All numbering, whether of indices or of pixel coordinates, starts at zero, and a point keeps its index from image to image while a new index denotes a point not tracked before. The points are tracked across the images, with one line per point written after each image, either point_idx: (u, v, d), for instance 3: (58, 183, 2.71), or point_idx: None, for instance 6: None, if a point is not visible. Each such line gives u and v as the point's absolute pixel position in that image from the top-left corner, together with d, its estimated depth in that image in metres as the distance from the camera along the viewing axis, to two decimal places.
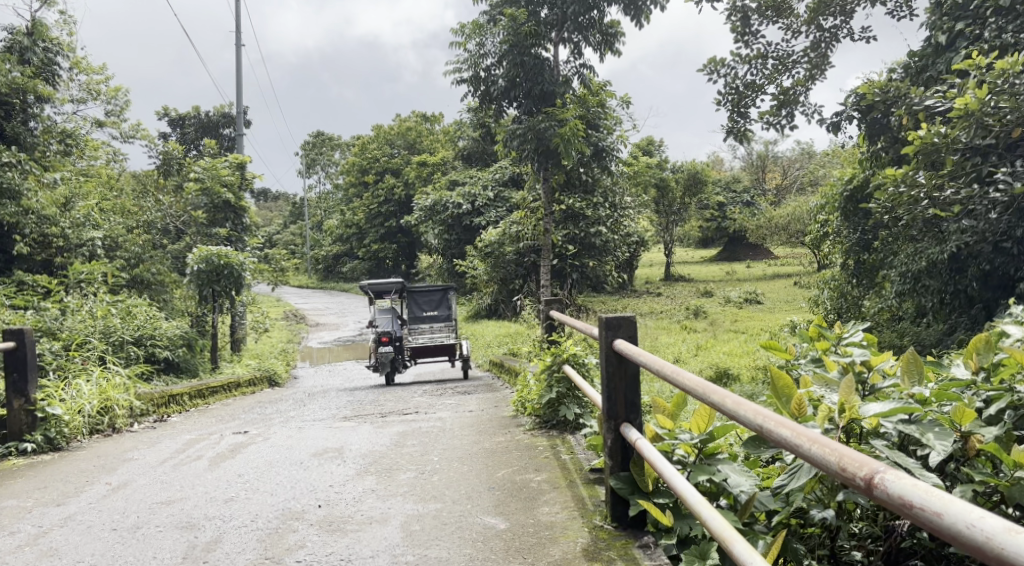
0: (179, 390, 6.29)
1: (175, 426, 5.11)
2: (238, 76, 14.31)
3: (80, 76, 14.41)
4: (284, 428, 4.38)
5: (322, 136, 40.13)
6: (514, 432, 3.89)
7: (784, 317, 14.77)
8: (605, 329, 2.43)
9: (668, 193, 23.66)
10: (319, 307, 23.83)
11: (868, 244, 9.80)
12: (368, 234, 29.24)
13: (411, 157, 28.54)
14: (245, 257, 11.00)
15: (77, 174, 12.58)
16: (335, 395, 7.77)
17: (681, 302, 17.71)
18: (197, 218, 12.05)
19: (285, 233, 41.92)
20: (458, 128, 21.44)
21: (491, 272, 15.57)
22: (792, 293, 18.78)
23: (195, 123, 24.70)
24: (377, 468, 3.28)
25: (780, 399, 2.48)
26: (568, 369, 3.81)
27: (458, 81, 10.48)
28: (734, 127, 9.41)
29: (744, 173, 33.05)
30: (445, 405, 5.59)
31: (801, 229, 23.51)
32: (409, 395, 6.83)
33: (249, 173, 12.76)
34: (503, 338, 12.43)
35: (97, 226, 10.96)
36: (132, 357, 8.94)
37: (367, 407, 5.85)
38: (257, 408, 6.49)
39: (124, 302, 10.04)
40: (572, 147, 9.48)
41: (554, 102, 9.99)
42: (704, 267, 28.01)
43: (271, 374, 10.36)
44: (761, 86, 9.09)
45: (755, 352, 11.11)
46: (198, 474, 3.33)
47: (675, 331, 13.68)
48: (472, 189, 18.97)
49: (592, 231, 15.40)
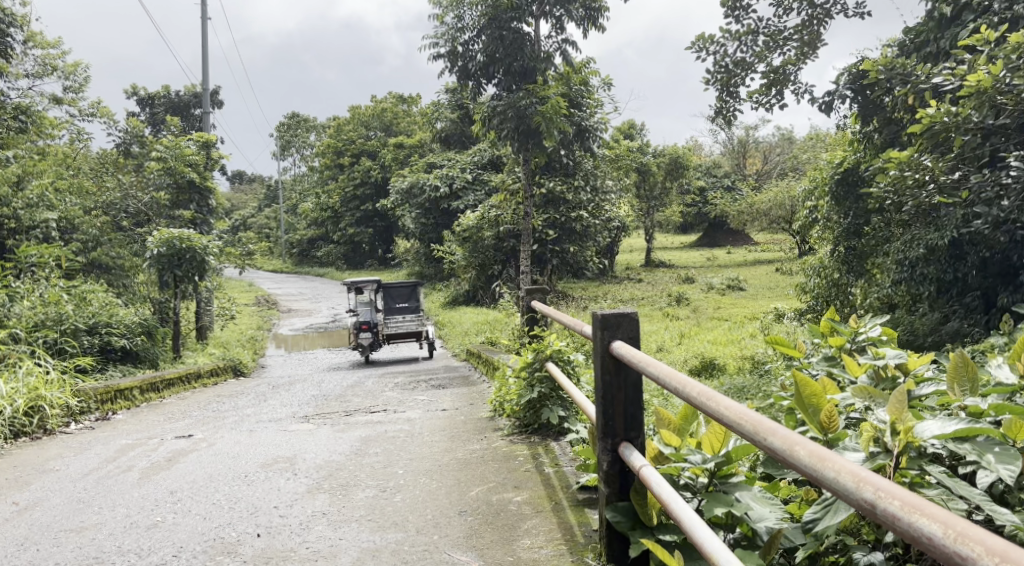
0: (128, 384, 5.79)
1: (118, 426, 4.63)
2: (204, 50, 13.63)
3: (36, 50, 13.65)
4: (234, 431, 3.92)
5: (298, 117, 39.32)
6: (490, 437, 3.47)
7: (768, 304, 14.49)
8: (603, 330, 2.00)
9: (649, 177, 23.29)
10: (294, 293, 23.22)
11: (859, 230, 9.47)
12: (343, 218, 28.60)
13: (387, 139, 27.88)
14: (209, 240, 10.42)
15: (32, 152, 11.90)
16: (301, 387, 7.30)
17: (663, 289, 17.38)
18: (159, 200, 11.44)
19: (259, 216, 41.06)
20: (435, 109, 20.85)
21: (469, 257, 15.11)
22: (774, 280, 18.52)
23: (165, 103, 23.89)
24: (331, 484, 2.84)
25: (808, 412, 2.11)
26: (551, 368, 3.40)
27: (434, 56, 9.95)
28: (724, 107, 9.00)
29: (725, 159, 32.78)
30: (416, 402, 5.16)
31: (783, 214, 23.26)
32: (380, 389, 6.38)
33: (215, 153, 12.15)
34: (481, 326, 12.02)
35: (52, 207, 10.34)
36: (85, 347, 8.40)
37: (332, 403, 5.39)
38: (214, 403, 6.00)
39: (78, 288, 9.44)
40: (554, 126, 9.07)
41: (535, 79, 9.51)
42: (685, 253, 27.74)
43: (236, 364, 9.84)
44: (751, 65, 8.68)
45: (741, 341, 10.77)
46: (122, 491, 2.87)
47: (658, 319, 13.33)
48: (450, 172, 18.45)
49: (574, 216, 14.98)
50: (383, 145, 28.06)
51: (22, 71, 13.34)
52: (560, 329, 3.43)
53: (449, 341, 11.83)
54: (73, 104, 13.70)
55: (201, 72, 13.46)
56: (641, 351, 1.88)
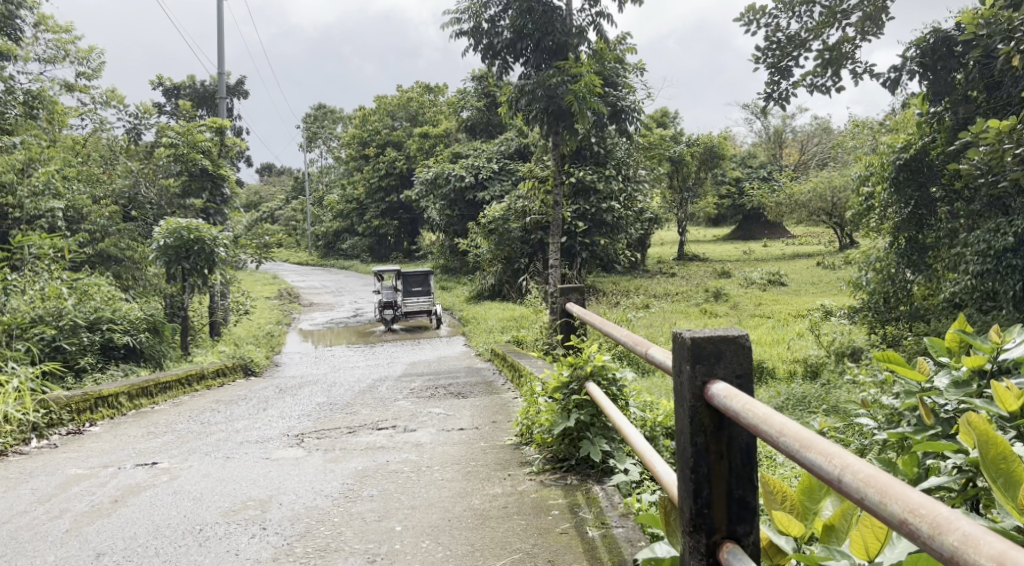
0: (112, 390, 5.17)
1: (85, 443, 3.99)
2: (219, 34, 13.04)
3: (48, 35, 13.19)
4: (207, 458, 3.25)
5: (324, 108, 39.07)
6: (516, 477, 2.77)
7: (813, 301, 13.61)
8: (693, 364, 1.54)
9: (683, 167, 22.41)
10: (316, 286, 22.69)
11: (922, 222, 8.57)
12: (368, 210, 28.05)
13: (413, 129, 27.21)
14: (220, 231, 9.81)
15: (42, 139, 11.39)
16: (309, 391, 6.66)
17: (698, 284, 16.56)
18: (170, 188, 10.84)
19: (285, 210, 40.71)
20: (461, 97, 20.13)
21: (496, 250, 14.42)
22: (817, 274, 17.59)
23: (189, 92, 23.47)
24: (305, 548, 2.17)
25: (993, 484, 1.49)
26: (595, 392, 2.71)
27: (458, 33, 9.22)
28: (775, 90, 8.16)
29: (760, 149, 31.71)
30: (431, 416, 4.47)
31: (824, 206, 22.20)
32: (393, 396, 5.70)
33: (229, 139, 11.52)
34: (508, 322, 11.35)
35: (57, 195, 9.82)
36: (85, 343, 7.84)
37: (337, 416, 4.71)
38: (209, 412, 5.37)
39: (82, 280, 8.90)
40: (587, 107, 8.28)
41: (566, 56, 8.76)
42: (720, 246, 26.80)
43: (247, 362, 9.23)
44: (806, 42, 7.84)
45: (787, 342, 9.96)
46: (39, 550, 2.22)
47: (694, 316, 12.56)
48: (476, 161, 17.74)
49: (604, 207, 14.20)
50: (408, 136, 27.43)
51: (32, 55, 12.86)
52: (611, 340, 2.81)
53: (473, 337, 11.12)
54: (85, 90, 13.19)
55: (216, 56, 12.85)
56: (824, 446, 1.26)
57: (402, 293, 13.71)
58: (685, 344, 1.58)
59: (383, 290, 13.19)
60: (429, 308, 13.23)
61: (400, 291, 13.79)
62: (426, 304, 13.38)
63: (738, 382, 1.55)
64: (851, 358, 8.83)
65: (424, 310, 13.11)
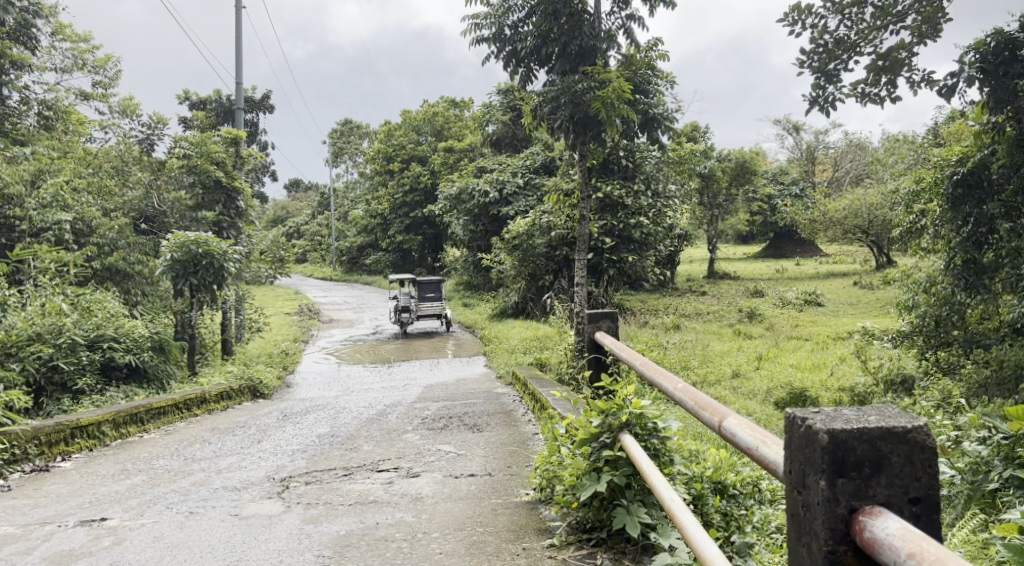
0: (93, 418, 4.75)
1: (44, 484, 3.52)
2: (238, 44, 12.76)
3: (65, 43, 13.02)
4: (169, 512, 2.78)
5: (350, 123, 38.98)
6: (532, 556, 2.27)
7: (854, 322, 12.89)
8: (833, 500, 1.51)
9: (713, 183, 21.76)
10: (337, 301, 22.35)
11: (984, 242, 7.75)
12: (393, 225, 27.65)
13: (438, 143, 26.85)
14: (231, 245, 9.39)
15: (54, 150, 11.13)
16: (315, 417, 6.17)
17: (731, 303, 15.88)
18: (181, 201, 10.39)
19: (311, 225, 40.62)
20: (486, 111, 19.75)
21: (519, 267, 13.93)
22: (855, 294, 16.83)
23: (215, 107, 23.38)
24: None
25: None
26: (635, 450, 2.20)
27: (479, 39, 8.74)
28: (822, 95, 7.57)
29: (791, 165, 30.87)
30: (440, 455, 3.95)
31: (860, 224, 21.35)
32: (402, 427, 5.16)
33: (244, 151, 11.01)
34: (531, 342, 10.80)
35: (66, 207, 9.52)
36: (83, 363, 7.44)
37: (335, 452, 4.21)
38: (201, 443, 4.93)
39: (86, 296, 8.54)
40: (616, 114, 7.73)
41: (595, 62, 8.25)
42: (750, 265, 26.04)
43: (256, 383, 8.77)
44: (856, 44, 7.26)
45: (831, 368, 9.37)
46: None
47: (727, 338, 11.92)
48: (500, 176, 17.22)
49: (633, 223, 13.60)
50: (434, 150, 27.08)
51: (49, 64, 12.70)
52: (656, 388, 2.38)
53: (494, 358, 10.60)
54: (101, 99, 12.96)
55: (234, 66, 12.53)
56: None
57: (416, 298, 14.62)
58: (829, 451, 1.51)
59: (400, 294, 14.06)
60: (440, 314, 14.16)
61: (413, 296, 14.67)
62: (438, 309, 14.27)
63: (911, 508, 1.50)
64: (901, 388, 8.25)
65: (436, 314, 14.03)
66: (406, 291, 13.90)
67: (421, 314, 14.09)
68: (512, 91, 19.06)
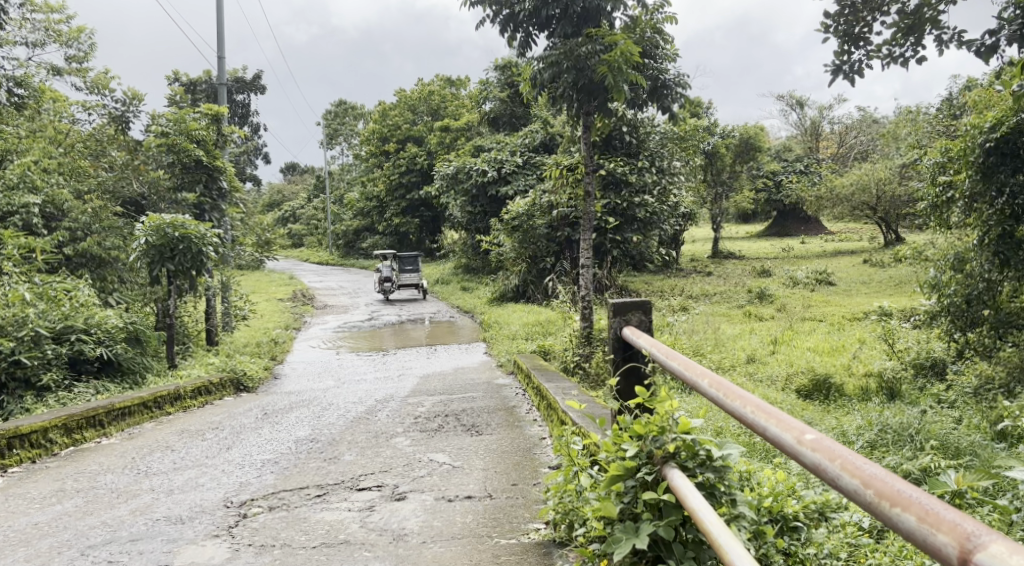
0: (34, 426, 4.28)
1: None
2: (220, 16, 12.09)
3: (38, 17, 12.40)
4: (86, 558, 2.56)
5: (344, 104, 38.31)
6: None
7: (870, 302, 12.33)
8: None
9: (718, 160, 21.12)
10: (333, 286, 21.74)
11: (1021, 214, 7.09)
12: (389, 207, 26.94)
13: (434, 123, 26.20)
14: (210, 227, 8.75)
15: (24, 129, 10.51)
16: (298, 416, 5.62)
17: (739, 283, 15.32)
18: (160, 182, 9.70)
19: (307, 209, 39.92)
20: (483, 88, 19.11)
21: (519, 248, 13.35)
22: (867, 273, 16.25)
23: (203, 87, 22.71)
24: None
25: None
26: (675, 480, 2.02)
27: (473, 3, 8.00)
28: (846, 62, 6.94)
29: (796, 141, 30.18)
30: (432, 466, 3.42)
31: (868, 200, 20.69)
32: (392, 429, 4.60)
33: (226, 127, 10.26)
34: (533, 327, 10.23)
35: (35, 189, 8.97)
36: (48, 356, 6.85)
37: (311, 463, 3.65)
38: (163, 450, 4.37)
39: (55, 283, 7.97)
40: (624, 79, 7.08)
41: (599, 24, 7.63)
42: (756, 244, 25.42)
43: (239, 376, 8.17)
44: (883, 3, 6.61)
45: (853, 352, 8.83)
46: None
47: (738, 320, 11.36)
48: (498, 154, 16.56)
49: (637, 201, 12.99)
50: (429, 131, 26.44)
51: (20, 39, 12.09)
52: (771, 439, 1.93)
53: (494, 344, 10.01)
54: (76, 75, 12.33)
55: (215, 38, 11.86)
56: None
57: (398, 270, 17.46)
58: None
59: (384, 268, 16.89)
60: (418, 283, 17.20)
61: (395, 269, 17.40)
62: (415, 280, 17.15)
63: None
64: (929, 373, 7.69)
65: (414, 284, 16.91)
66: (389, 265, 16.89)
67: (402, 285, 16.98)
68: (510, 67, 18.41)
